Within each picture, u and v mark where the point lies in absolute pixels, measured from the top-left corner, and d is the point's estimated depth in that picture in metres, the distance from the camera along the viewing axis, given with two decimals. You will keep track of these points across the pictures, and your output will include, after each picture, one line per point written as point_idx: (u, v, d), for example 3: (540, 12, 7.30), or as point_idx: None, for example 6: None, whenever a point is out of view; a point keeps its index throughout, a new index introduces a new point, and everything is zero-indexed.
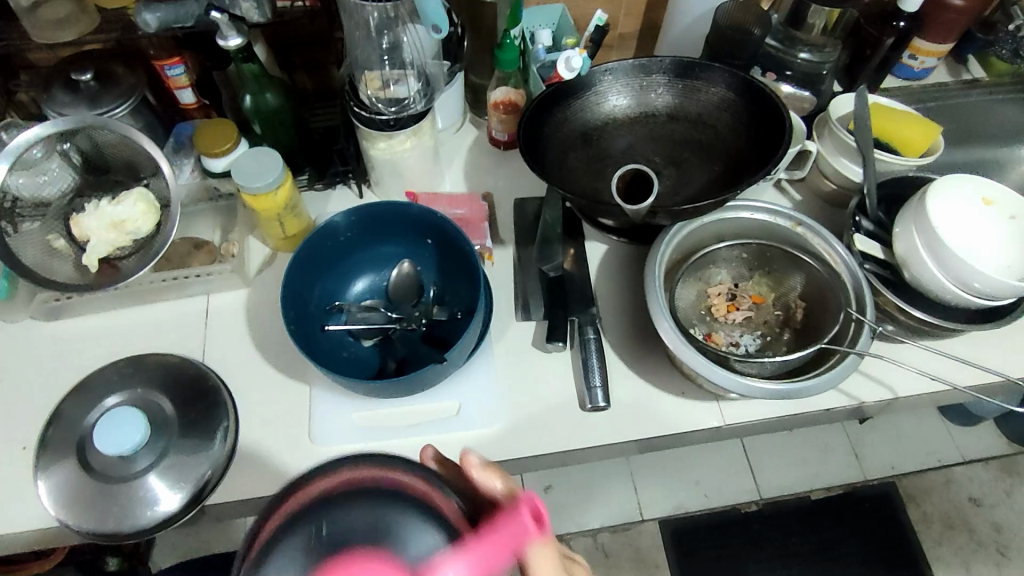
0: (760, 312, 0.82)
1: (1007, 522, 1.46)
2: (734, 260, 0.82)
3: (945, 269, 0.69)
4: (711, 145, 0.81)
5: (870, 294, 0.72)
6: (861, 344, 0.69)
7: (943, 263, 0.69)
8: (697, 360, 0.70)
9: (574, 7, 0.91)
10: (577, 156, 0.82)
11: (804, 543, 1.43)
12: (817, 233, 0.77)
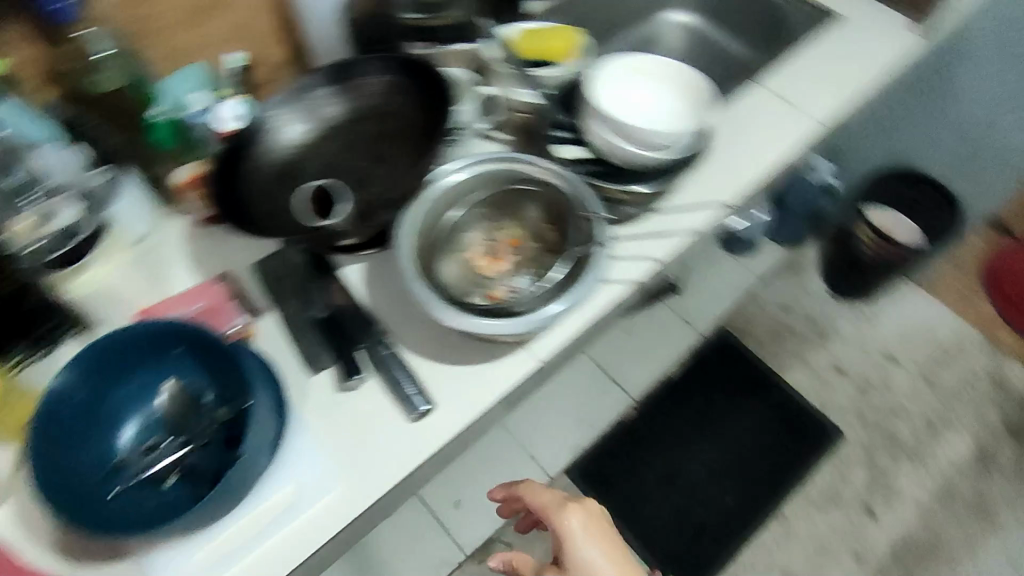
0: (523, 252, 0.82)
1: (811, 311, 1.72)
2: (478, 217, 0.83)
3: (636, 143, 0.78)
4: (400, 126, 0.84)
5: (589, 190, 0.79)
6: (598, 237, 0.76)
7: (632, 139, 0.78)
8: (484, 324, 0.72)
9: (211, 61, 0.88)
10: (282, 193, 0.79)
11: (683, 414, 1.59)
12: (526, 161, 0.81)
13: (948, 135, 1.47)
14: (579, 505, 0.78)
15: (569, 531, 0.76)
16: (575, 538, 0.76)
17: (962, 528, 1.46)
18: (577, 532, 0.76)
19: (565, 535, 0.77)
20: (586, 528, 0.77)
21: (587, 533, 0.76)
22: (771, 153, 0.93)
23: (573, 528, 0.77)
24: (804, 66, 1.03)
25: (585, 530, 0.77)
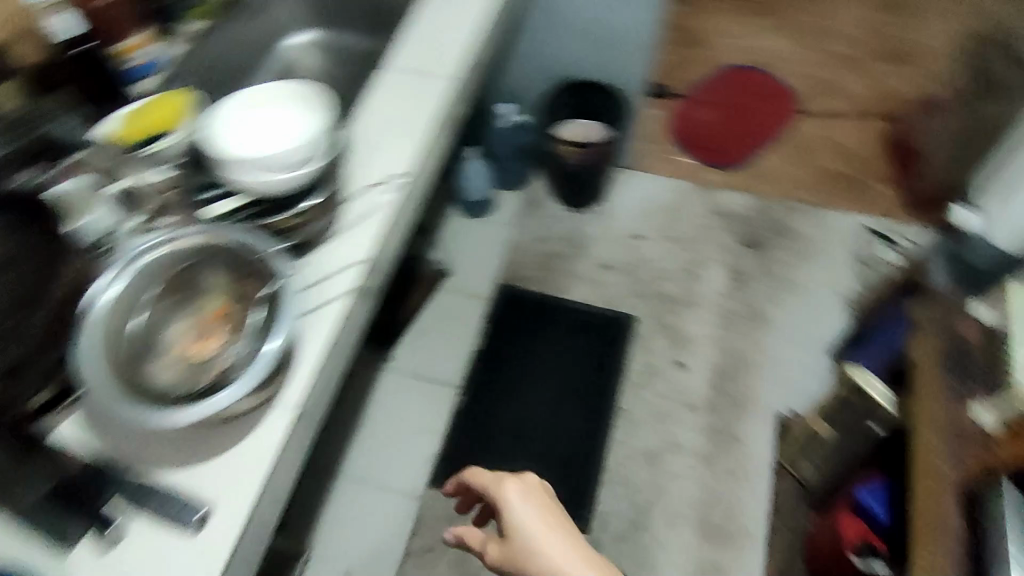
0: (229, 318, 0.78)
1: (562, 232, 1.88)
2: (169, 308, 0.79)
3: (275, 170, 0.80)
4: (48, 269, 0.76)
5: (252, 232, 0.80)
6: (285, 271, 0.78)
7: (270, 168, 0.79)
8: (215, 401, 0.69)
9: None
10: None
11: (504, 373, 1.68)
12: (183, 235, 0.78)
13: (577, 40, 1.67)
14: (518, 483, 0.89)
15: (507, 504, 0.87)
16: (514, 513, 0.86)
17: (750, 338, 1.68)
18: (514, 506, 0.87)
19: (503, 508, 0.88)
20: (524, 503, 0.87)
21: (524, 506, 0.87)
22: (421, 122, 1.01)
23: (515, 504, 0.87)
24: (417, 40, 1.12)
25: (523, 504, 0.87)
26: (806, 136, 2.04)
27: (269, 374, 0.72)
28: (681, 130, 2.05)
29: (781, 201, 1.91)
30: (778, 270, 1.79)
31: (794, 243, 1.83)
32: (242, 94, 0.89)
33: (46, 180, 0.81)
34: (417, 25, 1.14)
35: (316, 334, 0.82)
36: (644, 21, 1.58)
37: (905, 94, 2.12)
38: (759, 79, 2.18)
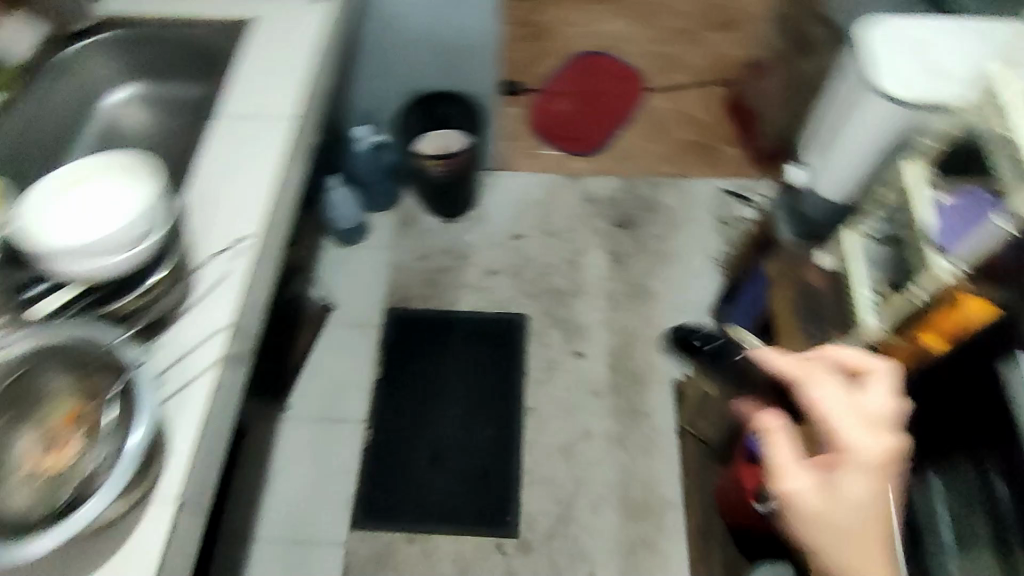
0: (80, 422, 0.72)
1: (444, 243, 1.85)
2: (5, 422, 0.72)
3: (103, 250, 0.74)
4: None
5: (92, 330, 0.74)
6: (128, 367, 0.72)
7: (97, 250, 0.74)
8: (77, 518, 0.64)
9: None
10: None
11: (408, 397, 1.65)
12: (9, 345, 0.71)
13: (422, 51, 1.65)
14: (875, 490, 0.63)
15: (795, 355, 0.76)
16: (832, 379, 0.71)
17: (638, 315, 1.75)
18: (818, 397, 0.70)
19: (778, 473, 0.67)
20: (824, 392, 0.70)
21: (830, 380, 0.71)
22: (267, 164, 0.97)
23: (819, 376, 0.72)
24: (248, 79, 1.08)
25: (824, 382, 0.71)
26: (657, 112, 2.14)
27: (140, 466, 0.68)
28: (540, 122, 2.10)
29: (645, 177, 1.99)
30: (652, 244, 1.87)
31: (663, 216, 1.92)
32: (54, 179, 0.81)
33: None
34: (246, 65, 1.10)
35: (184, 418, 0.77)
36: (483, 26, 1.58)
37: (738, 59, 2.26)
38: (605, 62, 2.26)
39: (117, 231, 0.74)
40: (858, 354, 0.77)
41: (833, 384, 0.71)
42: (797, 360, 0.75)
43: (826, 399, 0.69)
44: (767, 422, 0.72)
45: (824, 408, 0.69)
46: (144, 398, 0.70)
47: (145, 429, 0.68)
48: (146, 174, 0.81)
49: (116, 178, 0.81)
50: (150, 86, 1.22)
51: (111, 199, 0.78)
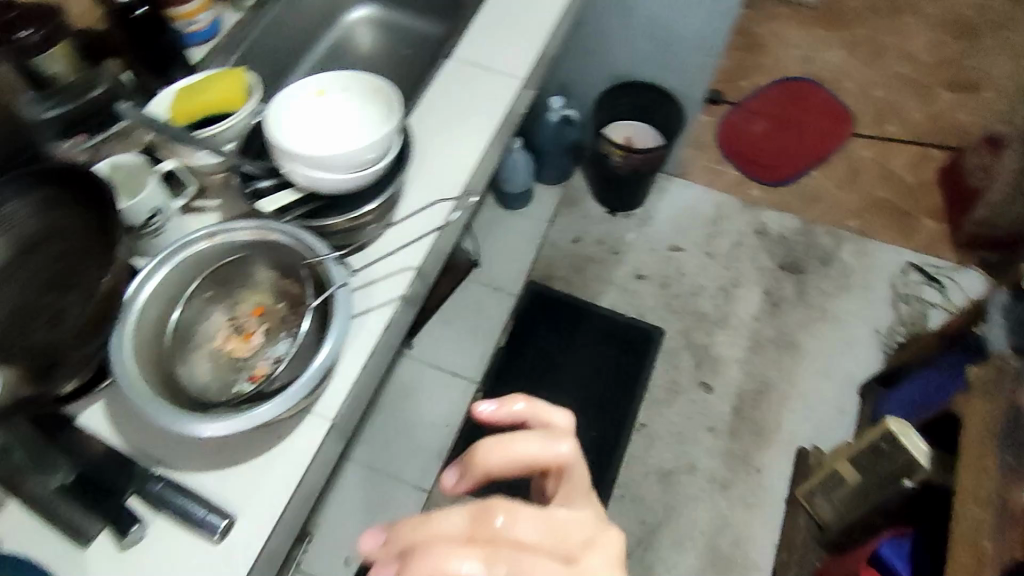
0: (269, 317, 0.76)
1: (600, 234, 1.80)
2: (207, 298, 0.75)
3: (334, 167, 0.73)
4: (81, 236, 0.72)
5: (304, 236, 0.74)
6: (335, 283, 0.72)
7: (330, 165, 0.73)
8: (256, 414, 0.64)
9: None
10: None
11: (523, 372, 1.62)
12: (231, 230, 0.74)
13: (644, 41, 1.56)
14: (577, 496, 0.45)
15: (531, 393, 0.50)
16: (551, 418, 0.50)
17: (777, 366, 1.64)
18: (517, 443, 0.45)
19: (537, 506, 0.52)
20: (543, 443, 0.46)
21: (545, 442, 0.46)
22: (486, 119, 0.96)
23: (555, 412, 0.50)
24: (486, 28, 1.06)
25: (538, 440, 0.46)
26: (859, 161, 1.97)
27: (316, 387, 0.68)
28: (730, 138, 1.99)
29: (827, 225, 1.85)
30: (815, 298, 1.74)
31: (835, 272, 1.77)
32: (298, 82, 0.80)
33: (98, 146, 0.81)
34: (487, 15, 1.08)
35: (357, 345, 0.78)
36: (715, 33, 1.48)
37: (965, 126, 2.03)
38: (817, 93, 2.09)
39: (355, 156, 0.73)
40: (547, 437, 0.46)
41: (542, 445, 0.46)
42: (531, 400, 0.50)
43: (543, 451, 0.45)
44: (491, 411, 0.49)
45: (513, 446, 0.45)
46: (340, 316, 0.70)
47: (334, 346, 0.69)
48: (379, 90, 0.80)
49: (351, 94, 0.81)
50: (388, 11, 1.26)
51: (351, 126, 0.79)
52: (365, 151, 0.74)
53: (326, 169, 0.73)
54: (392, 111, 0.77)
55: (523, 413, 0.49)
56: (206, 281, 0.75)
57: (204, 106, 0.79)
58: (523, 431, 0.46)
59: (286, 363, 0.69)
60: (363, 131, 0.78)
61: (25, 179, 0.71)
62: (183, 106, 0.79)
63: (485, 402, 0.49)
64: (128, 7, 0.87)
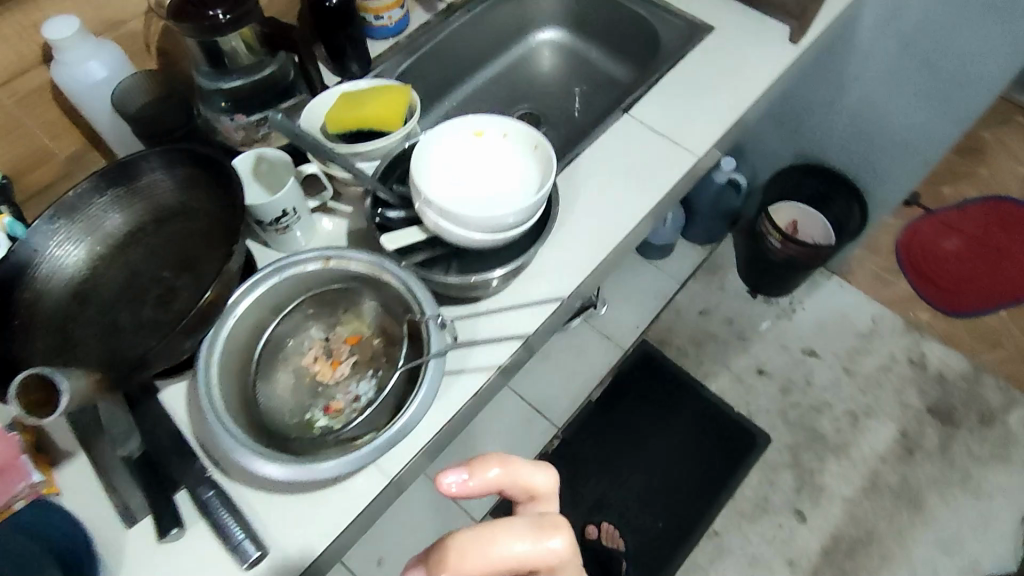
0: (362, 350, 0.73)
1: (732, 312, 1.65)
2: (309, 315, 0.73)
3: (467, 226, 0.68)
4: (210, 215, 0.72)
5: (419, 286, 0.67)
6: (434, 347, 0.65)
7: (462, 223, 0.68)
8: (318, 469, 0.61)
9: (42, 163, 0.81)
10: (86, 331, 0.68)
11: (607, 434, 1.51)
12: (345, 257, 0.70)
13: (847, 128, 1.38)
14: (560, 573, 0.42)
15: (508, 455, 0.45)
16: (530, 480, 0.46)
17: (891, 520, 1.43)
18: (502, 548, 0.39)
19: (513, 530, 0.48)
20: (534, 542, 0.40)
21: (537, 539, 0.40)
22: (646, 193, 0.88)
23: (532, 470, 0.46)
24: (672, 91, 0.98)
25: (530, 538, 0.40)
26: None
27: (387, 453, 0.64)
28: (910, 246, 1.76)
29: (1001, 379, 1.58)
30: (959, 458, 1.49)
31: (994, 436, 1.51)
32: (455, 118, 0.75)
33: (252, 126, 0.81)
34: (674, 80, 1.00)
35: (442, 405, 0.73)
36: (937, 143, 1.27)
37: None
38: None
39: (495, 219, 0.68)
40: (533, 535, 0.40)
41: (533, 546, 0.40)
42: (508, 463, 0.45)
43: (535, 551, 0.40)
44: (463, 484, 0.43)
45: (497, 550, 0.39)
46: (427, 386, 0.64)
47: (410, 417, 0.63)
48: (537, 148, 0.73)
49: (508, 145, 0.74)
50: (577, 41, 1.20)
51: (496, 184, 0.74)
52: (505, 217, 0.68)
53: (460, 228, 0.68)
54: (544, 179, 0.71)
55: (499, 481, 0.45)
56: (313, 298, 0.72)
57: (362, 119, 0.76)
58: (509, 522, 0.41)
59: (367, 417, 0.66)
60: (507, 195, 0.73)
61: (173, 154, 0.72)
62: (341, 115, 0.77)
63: (455, 472, 0.43)
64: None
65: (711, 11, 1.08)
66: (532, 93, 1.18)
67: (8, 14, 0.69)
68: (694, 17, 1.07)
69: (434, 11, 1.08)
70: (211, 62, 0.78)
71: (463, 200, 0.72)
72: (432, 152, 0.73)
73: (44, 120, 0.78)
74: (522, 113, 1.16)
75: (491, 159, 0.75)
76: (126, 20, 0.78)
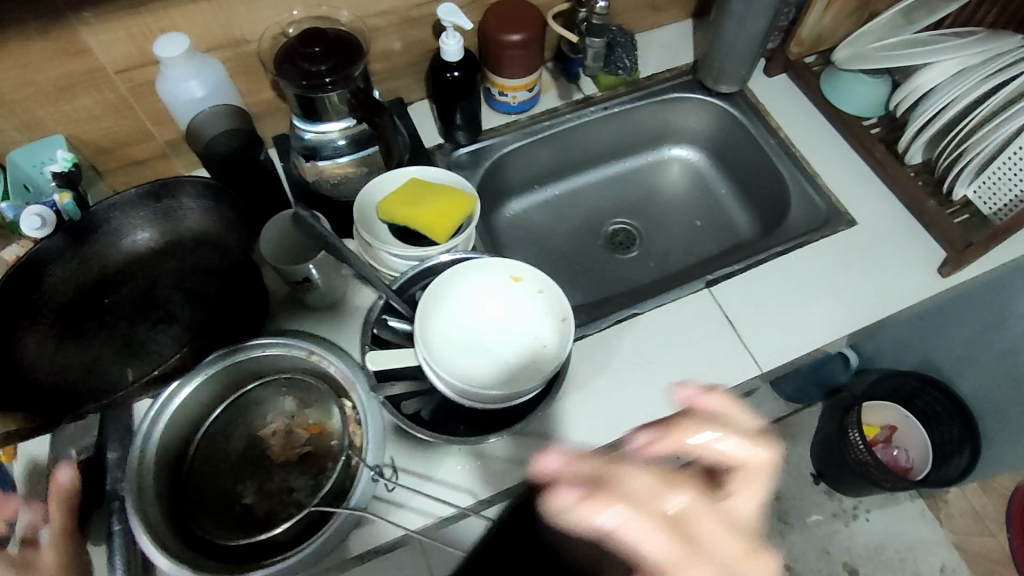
0: (319, 445, 0.71)
1: (785, 488, 1.48)
2: (281, 390, 0.73)
3: (457, 391, 0.65)
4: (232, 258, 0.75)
5: (376, 427, 0.67)
6: (353, 500, 0.63)
7: (453, 388, 0.65)
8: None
9: (136, 142, 0.84)
10: (87, 333, 0.72)
11: None
12: (327, 358, 0.70)
13: (992, 361, 1.17)
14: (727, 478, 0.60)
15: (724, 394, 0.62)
16: (740, 419, 0.62)
17: None
18: (721, 440, 0.60)
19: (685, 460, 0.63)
20: (742, 444, 0.60)
21: (744, 444, 0.60)
22: (684, 391, 0.79)
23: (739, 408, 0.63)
24: (770, 283, 0.87)
25: (738, 440, 0.60)
26: None
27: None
28: None
29: None
30: None
31: None
32: (493, 264, 0.70)
33: (321, 173, 0.84)
34: (782, 267, 0.88)
35: (360, 538, 0.66)
36: None
37: None
38: None
39: (489, 394, 0.64)
40: (739, 446, 0.60)
41: (740, 446, 0.60)
42: (724, 397, 0.62)
43: (741, 449, 0.60)
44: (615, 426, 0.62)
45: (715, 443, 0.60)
46: (327, 535, 0.62)
47: (301, 557, 0.61)
48: (562, 322, 0.68)
49: (535, 304, 0.70)
50: (711, 170, 1.09)
51: (512, 345, 0.70)
52: (500, 396, 0.65)
53: (453, 392, 0.66)
54: (557, 359, 0.66)
55: (719, 406, 0.62)
56: (285, 381, 0.73)
57: (413, 217, 0.73)
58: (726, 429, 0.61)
59: (271, 537, 0.62)
60: (518, 363, 0.69)
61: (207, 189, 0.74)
62: (394, 204, 0.75)
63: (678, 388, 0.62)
64: (445, 66, 0.86)
65: (864, 199, 0.93)
66: (638, 210, 1.09)
67: (140, 16, 0.71)
68: (841, 200, 0.93)
69: (568, 98, 1.01)
70: (302, 112, 0.78)
71: (470, 357, 0.69)
72: (456, 295, 0.70)
73: (151, 109, 0.81)
74: (620, 226, 1.08)
75: (515, 315, 0.71)
76: (249, 41, 0.79)
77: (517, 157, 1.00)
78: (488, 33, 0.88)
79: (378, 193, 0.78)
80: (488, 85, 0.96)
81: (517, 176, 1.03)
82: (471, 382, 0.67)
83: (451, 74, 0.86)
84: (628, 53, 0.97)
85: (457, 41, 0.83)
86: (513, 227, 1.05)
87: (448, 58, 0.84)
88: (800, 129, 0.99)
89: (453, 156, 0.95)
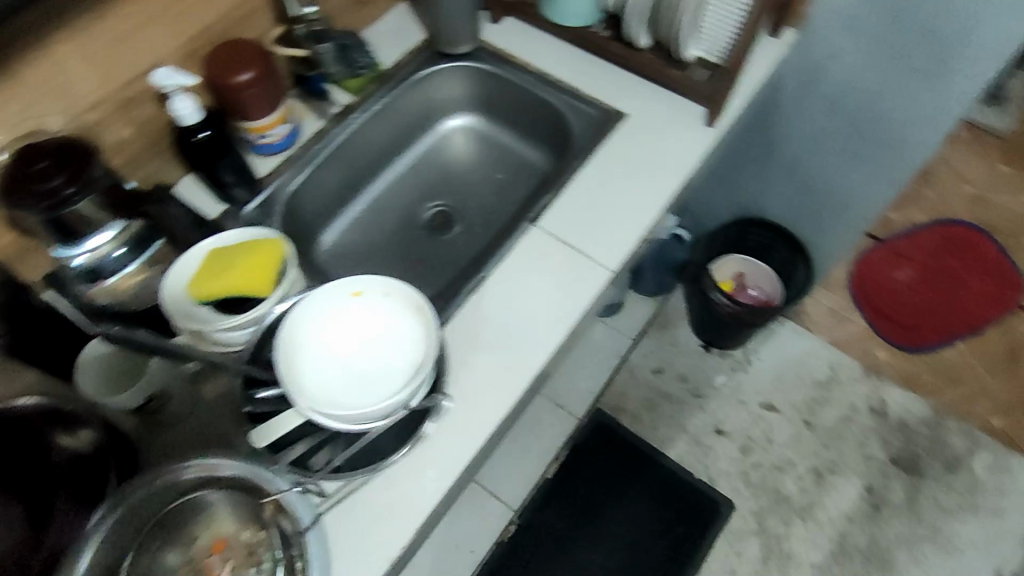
0: (233, 547, 0.62)
1: (686, 369, 1.60)
2: (159, 547, 0.62)
3: (354, 418, 0.63)
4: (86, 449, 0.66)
5: (262, 470, 0.64)
6: (305, 519, 0.64)
7: (349, 417, 0.63)
8: None
9: None
10: None
11: (568, 519, 1.44)
12: (163, 472, 0.63)
13: (782, 179, 1.34)
14: None
15: None
16: None
17: None
18: None
19: None
20: None
21: None
22: (556, 322, 0.82)
23: None
24: (582, 195, 0.92)
25: None
26: (1020, 342, 1.63)
27: None
28: (864, 278, 1.70)
29: (960, 420, 1.52)
30: (926, 510, 1.42)
31: (961, 484, 1.45)
32: (331, 288, 0.69)
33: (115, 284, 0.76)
34: (587, 178, 0.93)
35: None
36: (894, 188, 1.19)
37: None
38: (986, 248, 1.74)
39: (385, 406, 0.63)
40: None
41: None
42: None
43: None
44: None
45: None
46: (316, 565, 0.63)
47: None
48: (420, 310, 0.69)
49: (387, 306, 0.70)
50: (489, 124, 1.13)
51: (387, 355, 0.68)
52: (396, 402, 0.64)
53: (349, 423, 0.64)
54: (430, 343, 0.67)
55: None
56: (149, 532, 0.62)
57: (230, 285, 0.70)
58: None
59: None
60: (401, 365, 0.67)
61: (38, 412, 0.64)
62: (205, 281, 0.71)
63: None
64: (189, 129, 0.82)
65: (623, 93, 1.01)
66: (443, 188, 1.11)
67: None
68: (605, 101, 1.00)
69: (327, 115, 1.00)
70: (64, 235, 0.72)
71: (355, 388, 0.67)
72: (313, 340, 0.68)
73: None
74: (436, 209, 1.09)
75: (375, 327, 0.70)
76: None
77: (307, 189, 0.98)
78: (217, 84, 0.84)
79: (184, 280, 0.72)
80: (243, 134, 0.92)
81: (316, 209, 1.01)
82: (363, 402, 0.65)
83: (200, 134, 0.83)
84: (363, 51, 0.99)
85: (190, 103, 0.79)
86: (337, 257, 1.03)
87: (188, 121, 0.80)
88: (544, 57, 1.05)
89: (243, 215, 0.90)
